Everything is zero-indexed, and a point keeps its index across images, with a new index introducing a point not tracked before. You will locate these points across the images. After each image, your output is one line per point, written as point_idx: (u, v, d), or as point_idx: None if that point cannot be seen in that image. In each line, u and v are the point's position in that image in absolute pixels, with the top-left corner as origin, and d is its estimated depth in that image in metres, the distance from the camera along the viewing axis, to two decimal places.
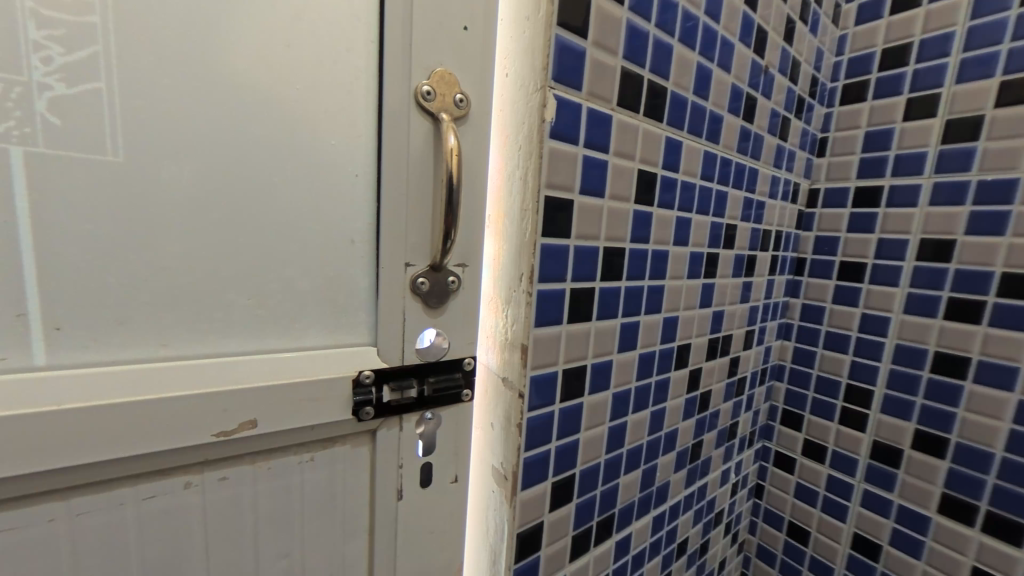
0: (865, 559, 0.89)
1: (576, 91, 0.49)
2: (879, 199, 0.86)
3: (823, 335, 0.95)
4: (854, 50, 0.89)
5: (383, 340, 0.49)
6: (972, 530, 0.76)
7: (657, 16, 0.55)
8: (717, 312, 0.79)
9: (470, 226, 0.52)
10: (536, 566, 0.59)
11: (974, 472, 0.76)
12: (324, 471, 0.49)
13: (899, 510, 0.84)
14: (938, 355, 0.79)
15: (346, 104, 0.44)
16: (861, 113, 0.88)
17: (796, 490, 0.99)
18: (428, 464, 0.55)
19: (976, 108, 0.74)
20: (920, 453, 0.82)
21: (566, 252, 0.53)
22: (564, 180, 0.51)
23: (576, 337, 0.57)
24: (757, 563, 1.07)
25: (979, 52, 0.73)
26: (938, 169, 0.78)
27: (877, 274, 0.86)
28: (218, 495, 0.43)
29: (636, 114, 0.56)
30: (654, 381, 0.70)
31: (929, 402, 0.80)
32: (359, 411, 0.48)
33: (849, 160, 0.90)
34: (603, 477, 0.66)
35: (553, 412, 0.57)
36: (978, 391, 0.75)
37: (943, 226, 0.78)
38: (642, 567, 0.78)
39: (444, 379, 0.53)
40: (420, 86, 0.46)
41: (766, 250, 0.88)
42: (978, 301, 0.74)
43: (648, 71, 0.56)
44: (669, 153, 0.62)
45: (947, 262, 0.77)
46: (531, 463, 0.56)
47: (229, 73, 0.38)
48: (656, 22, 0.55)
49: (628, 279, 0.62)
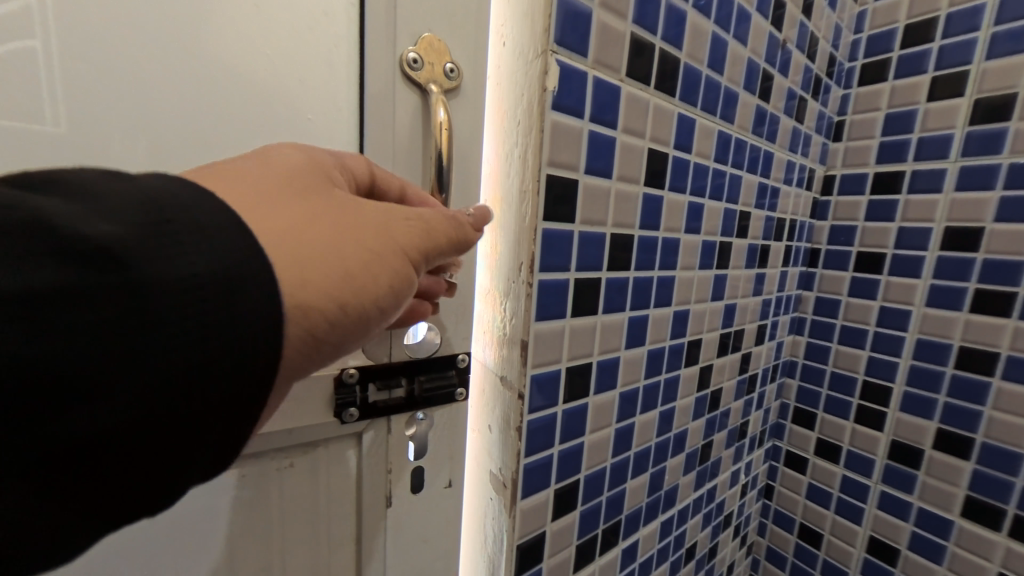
0: (881, 564, 0.85)
1: (581, 57, 0.45)
2: (899, 185, 0.81)
3: (837, 330, 0.91)
4: (874, 27, 0.84)
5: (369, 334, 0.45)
6: (997, 534, 0.72)
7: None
8: (728, 306, 0.75)
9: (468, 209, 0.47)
10: None
11: (1001, 474, 0.72)
12: (306, 477, 0.45)
13: (918, 512, 0.80)
14: (963, 350, 0.74)
15: (325, 74, 0.40)
16: (882, 94, 0.83)
17: (808, 491, 0.95)
18: (419, 469, 0.51)
19: (1007, 86, 0.69)
20: (942, 454, 0.77)
21: (570, 239, 0.49)
22: (567, 157, 0.46)
23: (580, 333, 0.53)
24: (766, 565, 1.03)
25: (1012, 26, 0.68)
26: (965, 152, 0.73)
27: (897, 265, 0.81)
28: (190, 507, 0.40)
29: (646, 88, 0.51)
30: (663, 380, 0.66)
31: (952, 400, 0.76)
32: (342, 413, 0.44)
33: (868, 144, 0.85)
34: (610, 481, 0.62)
35: (556, 414, 0.53)
36: (1006, 388, 0.70)
37: (969, 213, 0.73)
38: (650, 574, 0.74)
39: (435, 377, 0.49)
40: (406, 53, 0.41)
41: (779, 240, 0.84)
42: (1007, 293, 0.70)
43: (659, 39, 0.51)
44: (681, 133, 0.57)
45: (974, 252, 0.73)
46: (531, 469, 0.52)
47: (190, 34, 0.34)
48: None
49: (636, 270, 0.57)
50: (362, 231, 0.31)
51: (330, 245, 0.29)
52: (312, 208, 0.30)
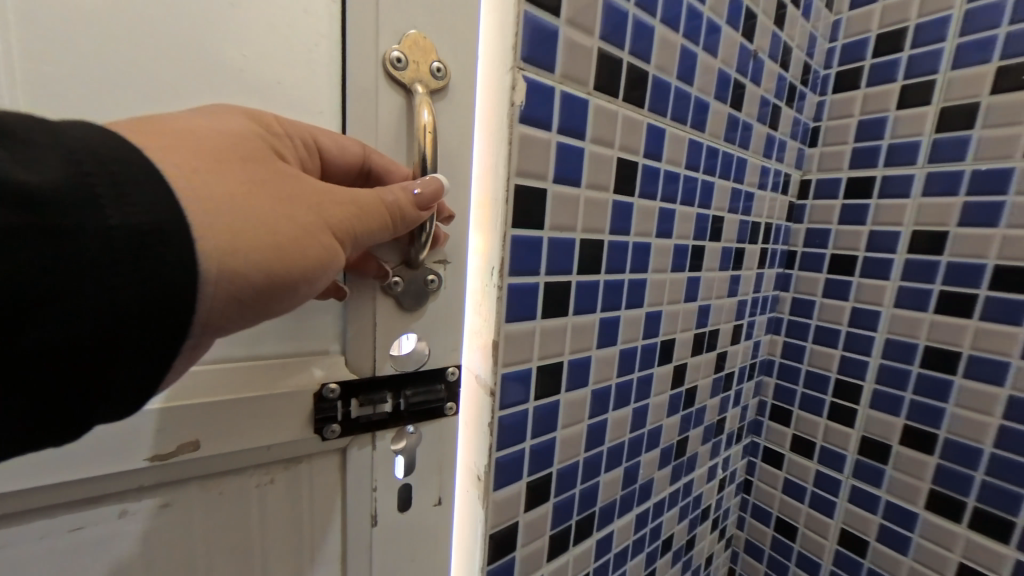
0: (853, 555, 0.89)
1: (548, 72, 0.45)
2: (871, 190, 0.84)
3: (812, 329, 0.94)
4: (848, 36, 0.86)
5: (355, 344, 0.44)
6: (959, 526, 0.76)
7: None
8: (703, 306, 0.76)
9: (457, 221, 0.47)
10: (510, 567, 0.56)
11: (962, 468, 0.76)
12: (287, 492, 0.44)
13: (886, 505, 0.84)
14: (929, 349, 0.78)
15: (304, 74, 0.38)
16: (854, 101, 0.86)
17: (785, 485, 0.99)
18: (407, 485, 0.50)
19: (972, 95, 0.71)
20: (909, 449, 0.81)
21: (541, 244, 0.49)
22: (537, 168, 0.46)
23: (551, 333, 0.53)
24: (745, 558, 1.07)
25: (977, 37, 0.70)
26: (932, 158, 0.76)
27: (868, 267, 0.84)
28: (166, 526, 0.38)
29: (615, 99, 0.51)
30: (636, 378, 0.67)
31: (919, 397, 0.79)
32: (323, 429, 0.43)
33: (841, 150, 0.88)
34: (582, 474, 0.62)
35: (528, 411, 0.53)
36: (968, 385, 0.74)
37: (936, 217, 0.76)
38: (625, 565, 0.76)
39: (422, 391, 0.48)
40: (389, 52, 0.39)
41: (755, 243, 0.85)
42: (969, 294, 0.73)
43: (628, 52, 0.51)
44: (650, 140, 0.58)
45: (939, 255, 0.76)
46: (504, 463, 0.52)
47: (154, 28, 0.32)
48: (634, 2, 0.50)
49: (607, 272, 0.57)
50: (297, 204, 0.32)
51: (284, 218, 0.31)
52: (245, 175, 0.30)
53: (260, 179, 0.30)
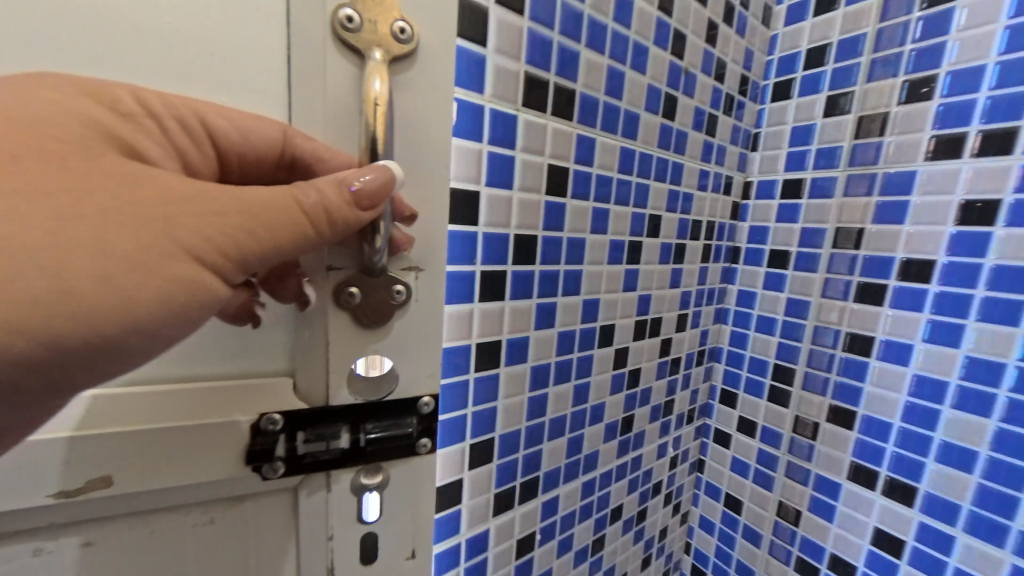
0: (789, 525, 0.98)
1: (477, 94, 0.50)
2: (802, 190, 0.92)
3: (754, 318, 1.02)
4: (782, 50, 0.94)
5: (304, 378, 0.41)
6: (873, 493, 0.86)
7: (560, 23, 0.54)
8: (643, 295, 0.79)
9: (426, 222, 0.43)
10: (456, 517, 0.60)
11: (877, 441, 0.85)
12: (228, 529, 0.40)
13: (814, 477, 0.94)
14: (850, 335, 0.87)
15: (247, 50, 0.37)
16: (788, 109, 0.94)
17: (732, 463, 1.08)
18: (372, 534, 0.46)
19: (883, 105, 0.80)
20: (833, 426, 0.91)
21: (474, 237, 0.53)
22: (467, 171, 0.51)
23: (490, 314, 0.56)
24: (700, 533, 1.15)
25: (887, 53, 0.79)
26: (852, 162, 0.85)
27: (800, 261, 0.93)
28: (90, 563, 0.35)
29: (545, 115, 0.55)
30: (575, 357, 0.69)
31: (841, 378, 0.89)
32: (262, 467, 0.39)
33: (777, 154, 0.96)
34: (525, 440, 0.65)
35: (468, 381, 0.56)
36: (881, 366, 0.83)
37: (856, 216, 0.85)
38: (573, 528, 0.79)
39: (384, 425, 0.44)
40: (341, 10, 0.36)
41: (698, 239, 0.91)
42: (880, 284, 0.82)
43: (554, 75, 0.55)
44: (580, 149, 0.60)
45: (857, 249, 0.85)
46: (446, 425, 0.55)
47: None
48: (560, 30, 0.54)
49: (542, 263, 0.60)
50: (136, 225, 0.27)
51: (116, 242, 0.27)
52: (86, 186, 0.27)
53: (100, 195, 0.27)
